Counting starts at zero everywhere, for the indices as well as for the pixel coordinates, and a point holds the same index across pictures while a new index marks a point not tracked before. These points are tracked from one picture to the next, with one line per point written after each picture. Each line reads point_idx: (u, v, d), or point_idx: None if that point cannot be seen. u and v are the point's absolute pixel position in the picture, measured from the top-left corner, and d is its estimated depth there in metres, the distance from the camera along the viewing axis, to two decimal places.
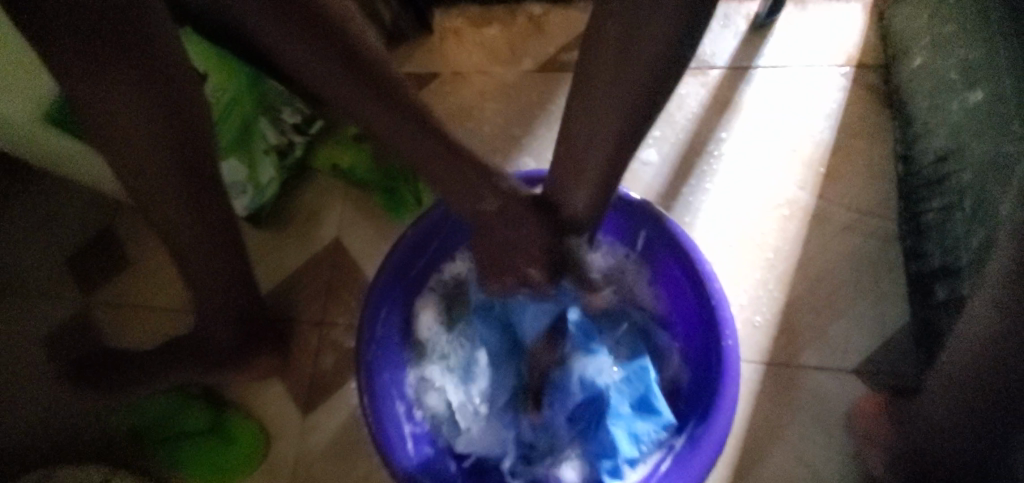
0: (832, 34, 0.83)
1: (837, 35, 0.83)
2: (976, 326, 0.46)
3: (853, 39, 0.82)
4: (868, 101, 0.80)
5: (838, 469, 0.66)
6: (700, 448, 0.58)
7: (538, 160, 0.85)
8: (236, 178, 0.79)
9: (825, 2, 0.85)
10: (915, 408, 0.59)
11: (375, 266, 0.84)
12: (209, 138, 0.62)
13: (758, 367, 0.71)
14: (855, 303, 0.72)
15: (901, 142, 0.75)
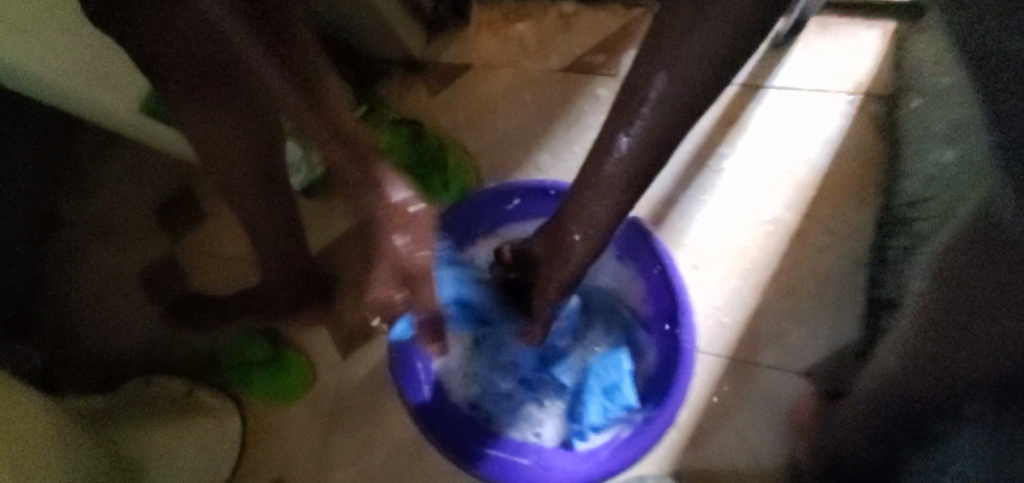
0: (844, 62, 0.88)
1: (849, 63, 0.88)
2: (880, 363, 0.57)
3: (864, 69, 0.87)
4: (868, 129, 0.85)
5: (774, 450, 0.80)
6: (651, 426, 0.76)
7: (554, 156, 0.94)
8: (294, 158, 0.95)
9: (845, 30, 0.89)
10: (835, 416, 0.71)
11: (405, 238, 0.97)
12: None
13: (721, 362, 0.83)
14: (816, 316, 0.82)
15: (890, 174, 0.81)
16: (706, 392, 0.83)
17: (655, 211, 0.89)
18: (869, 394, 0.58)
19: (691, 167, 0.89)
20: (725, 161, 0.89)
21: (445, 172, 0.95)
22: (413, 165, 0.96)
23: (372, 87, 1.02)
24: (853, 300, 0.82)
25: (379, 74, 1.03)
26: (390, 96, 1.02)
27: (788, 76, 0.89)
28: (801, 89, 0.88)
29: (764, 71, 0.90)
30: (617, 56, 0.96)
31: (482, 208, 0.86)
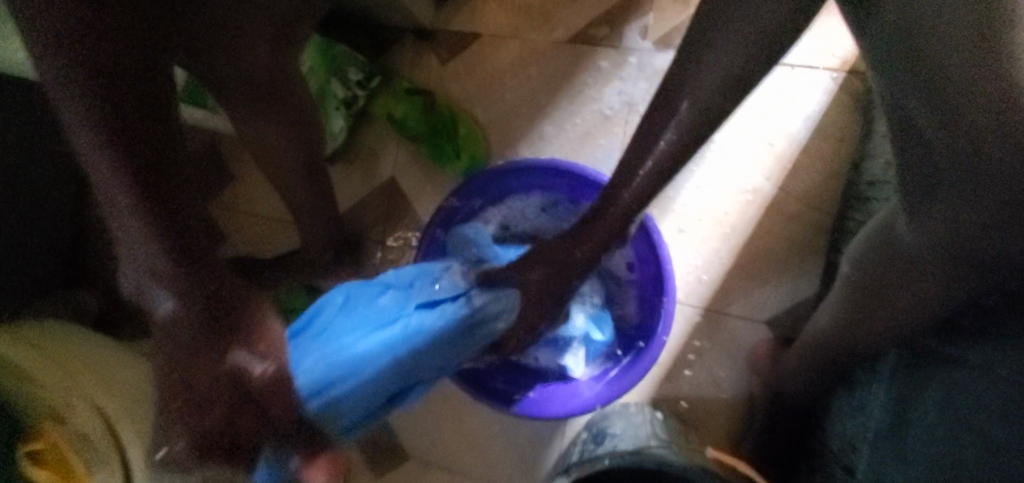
0: (832, 39, 0.94)
1: (836, 41, 0.94)
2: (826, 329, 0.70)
3: (848, 47, 0.94)
4: (845, 106, 0.94)
5: (739, 384, 0.96)
6: (634, 368, 0.88)
7: (558, 127, 1.02)
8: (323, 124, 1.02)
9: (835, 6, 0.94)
10: (785, 359, 0.86)
11: (421, 202, 1.07)
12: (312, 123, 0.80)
13: (697, 311, 0.98)
14: (781, 275, 0.96)
15: (858, 150, 0.91)
16: (683, 336, 0.98)
17: None
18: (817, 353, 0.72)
19: None
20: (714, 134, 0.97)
21: (457, 141, 1.03)
22: (427, 134, 1.04)
23: (384, 55, 1.08)
24: (812, 261, 0.95)
25: (391, 42, 1.08)
26: (402, 64, 1.07)
27: None
28: (789, 66, 0.95)
29: None
30: (619, 29, 1.01)
31: (493, 179, 0.93)
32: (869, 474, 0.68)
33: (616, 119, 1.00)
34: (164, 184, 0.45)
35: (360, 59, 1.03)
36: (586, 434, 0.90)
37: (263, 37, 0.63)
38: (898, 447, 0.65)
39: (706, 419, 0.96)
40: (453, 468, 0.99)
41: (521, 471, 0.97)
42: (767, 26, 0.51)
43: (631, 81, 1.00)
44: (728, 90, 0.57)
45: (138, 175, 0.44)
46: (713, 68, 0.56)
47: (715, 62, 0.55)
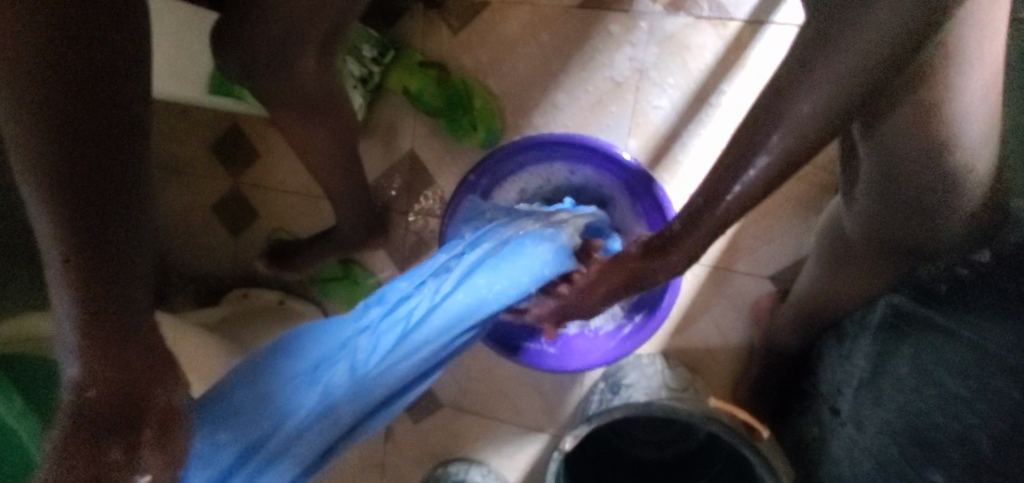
0: None
1: None
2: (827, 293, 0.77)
3: None
4: None
5: (743, 333, 1.05)
6: (643, 328, 0.97)
7: (570, 95, 1.04)
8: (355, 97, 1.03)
9: None
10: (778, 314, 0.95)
11: (442, 173, 1.12)
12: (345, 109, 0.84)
13: (705, 269, 1.05)
14: (785, 233, 1.02)
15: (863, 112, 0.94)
16: (692, 292, 1.06)
17: (658, 145, 1.02)
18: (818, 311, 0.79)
19: (694, 104, 1.00)
20: (725, 98, 0.99)
21: (474, 114, 1.06)
22: (443, 108, 1.06)
23: (395, 25, 1.08)
24: (813, 220, 1.00)
25: (401, 12, 1.08)
26: (413, 35, 1.08)
27: (790, 11, 0.96)
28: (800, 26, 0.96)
29: (767, 7, 0.96)
30: None
31: (511, 154, 0.98)
32: (852, 415, 0.77)
33: (626, 86, 1.02)
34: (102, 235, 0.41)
35: (372, 35, 1.04)
36: (602, 384, 1.01)
37: (305, 45, 0.67)
38: (875, 394, 0.73)
39: (710, 364, 1.07)
40: (485, 412, 1.11)
41: (545, 414, 1.09)
42: (892, 39, 0.38)
43: (642, 46, 1.01)
44: (840, 107, 0.42)
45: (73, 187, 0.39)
46: (821, 82, 0.42)
47: (828, 75, 0.41)
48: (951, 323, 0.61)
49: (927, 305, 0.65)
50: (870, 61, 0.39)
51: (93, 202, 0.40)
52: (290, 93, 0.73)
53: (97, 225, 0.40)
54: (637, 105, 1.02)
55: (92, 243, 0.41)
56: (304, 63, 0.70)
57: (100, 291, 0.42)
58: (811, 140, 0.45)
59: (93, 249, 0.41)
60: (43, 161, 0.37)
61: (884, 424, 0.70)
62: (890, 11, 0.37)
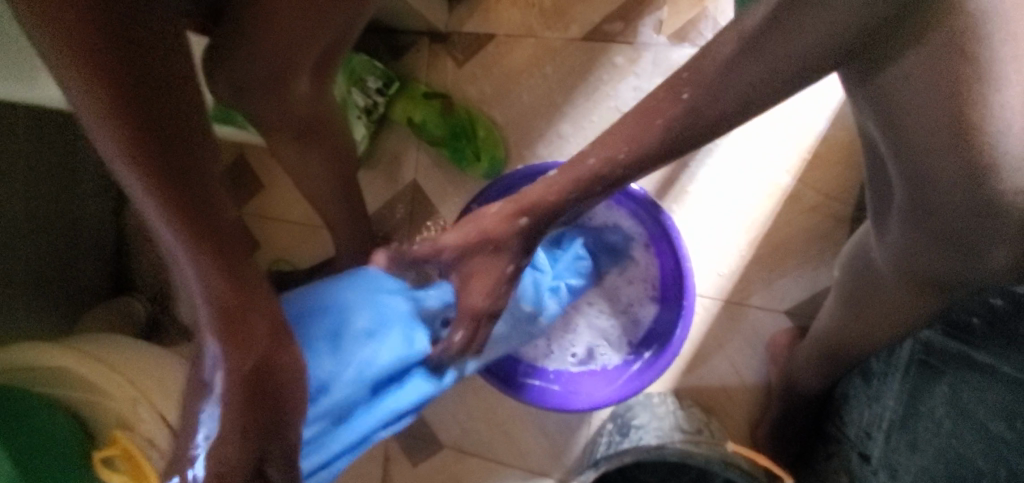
0: None
1: None
2: (851, 324, 0.72)
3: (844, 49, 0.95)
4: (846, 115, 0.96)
5: (760, 370, 0.99)
6: (652, 368, 0.91)
7: (574, 126, 1.03)
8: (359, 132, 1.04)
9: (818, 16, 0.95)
10: (796, 350, 0.89)
11: (445, 203, 1.10)
12: (344, 137, 0.83)
13: (717, 303, 1.00)
14: (800, 266, 0.97)
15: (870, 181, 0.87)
16: (703, 327, 1.01)
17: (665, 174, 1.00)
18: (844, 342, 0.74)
19: None
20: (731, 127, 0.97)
21: (477, 144, 1.05)
22: (445, 138, 1.05)
23: (401, 58, 1.09)
24: (828, 252, 0.96)
25: (407, 45, 1.09)
26: (419, 67, 1.09)
27: None
28: None
29: None
30: (634, 24, 1.00)
31: (514, 184, 0.97)
32: (883, 461, 0.70)
33: None
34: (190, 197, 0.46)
35: (376, 68, 1.04)
36: (610, 424, 0.95)
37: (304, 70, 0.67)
38: (909, 438, 0.67)
39: (726, 405, 1.00)
40: (487, 453, 1.05)
41: (550, 457, 1.03)
42: None
43: (646, 76, 1.00)
44: (831, 50, 0.44)
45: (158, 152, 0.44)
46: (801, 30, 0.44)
47: (820, 19, 0.42)
48: (991, 360, 0.57)
49: (960, 339, 0.61)
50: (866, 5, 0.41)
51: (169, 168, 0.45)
52: (286, 116, 0.72)
53: (187, 184, 0.46)
54: None
55: (187, 200, 0.46)
56: (298, 87, 0.69)
57: (205, 234, 0.47)
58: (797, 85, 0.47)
59: (190, 211, 0.46)
60: (118, 122, 0.42)
61: (921, 473, 0.63)
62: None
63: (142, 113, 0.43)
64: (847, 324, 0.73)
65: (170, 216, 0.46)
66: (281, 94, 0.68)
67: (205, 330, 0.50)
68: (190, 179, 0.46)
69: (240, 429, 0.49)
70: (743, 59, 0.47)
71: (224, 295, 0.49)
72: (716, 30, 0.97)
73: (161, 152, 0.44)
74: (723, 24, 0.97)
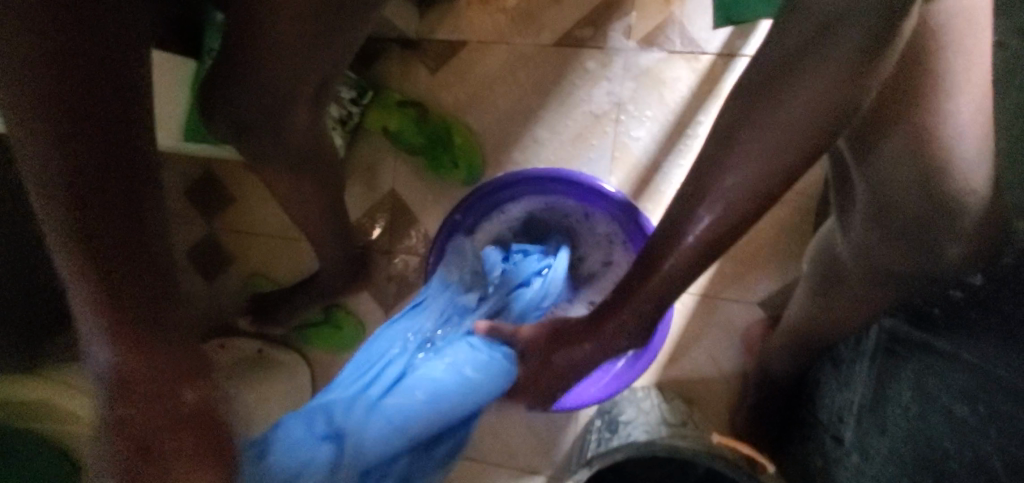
0: None
1: None
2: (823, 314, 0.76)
3: None
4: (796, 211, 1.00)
5: (737, 360, 1.04)
6: (633, 368, 0.93)
7: (550, 131, 1.05)
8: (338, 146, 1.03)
9: None
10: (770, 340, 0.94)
11: (424, 211, 1.10)
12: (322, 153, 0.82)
13: (695, 298, 1.04)
14: (770, 257, 1.02)
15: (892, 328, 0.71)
16: (681, 322, 1.05)
17: (640, 176, 1.03)
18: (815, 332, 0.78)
19: (671, 135, 1.01)
20: (701, 129, 1.01)
21: (454, 152, 1.06)
22: (423, 147, 1.06)
23: (373, 66, 1.08)
24: (795, 245, 1.01)
25: (379, 53, 1.08)
26: (392, 76, 1.08)
27: (761, 44, 0.98)
28: None
29: (738, 41, 0.98)
30: (604, 29, 1.02)
31: (496, 189, 0.98)
32: (855, 442, 0.76)
33: (606, 119, 1.03)
34: (112, 198, 0.41)
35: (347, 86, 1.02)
36: (599, 421, 0.98)
37: (281, 87, 0.66)
38: (878, 420, 0.72)
39: (706, 395, 1.05)
40: (478, 456, 1.07)
41: (540, 456, 1.05)
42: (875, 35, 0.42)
43: (619, 80, 1.02)
44: (809, 133, 0.47)
45: (87, 146, 0.39)
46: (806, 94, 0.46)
47: (799, 101, 0.46)
48: (953, 348, 0.60)
49: (923, 327, 0.65)
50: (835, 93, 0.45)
51: (109, 182, 0.40)
52: (262, 134, 0.71)
53: (113, 190, 0.41)
54: (617, 137, 1.03)
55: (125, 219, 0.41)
56: (297, 118, 0.72)
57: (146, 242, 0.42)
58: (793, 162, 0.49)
59: (103, 210, 0.40)
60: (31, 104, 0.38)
61: (891, 453, 0.68)
62: (873, 23, 0.41)
63: (82, 122, 0.39)
64: (818, 314, 0.78)
65: (82, 227, 0.40)
66: (259, 111, 0.68)
67: (91, 338, 0.42)
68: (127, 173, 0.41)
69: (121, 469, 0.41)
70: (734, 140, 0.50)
71: (129, 339, 0.42)
72: (683, 35, 1.00)
73: (96, 171, 0.40)
74: (690, 28, 1.00)
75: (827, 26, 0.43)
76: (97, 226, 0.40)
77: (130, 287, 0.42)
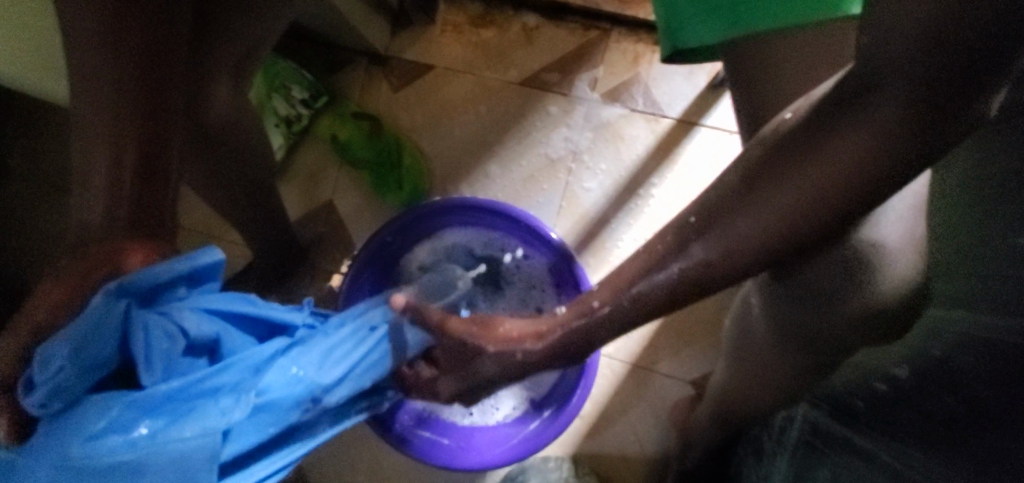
0: None
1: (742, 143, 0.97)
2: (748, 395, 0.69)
3: None
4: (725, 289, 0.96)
5: (661, 439, 0.95)
6: (552, 424, 0.83)
7: (501, 168, 1.01)
8: (276, 141, 0.99)
9: (729, 127, 0.98)
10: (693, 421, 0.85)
11: (359, 229, 1.03)
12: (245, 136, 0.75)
13: (625, 367, 0.97)
14: (706, 335, 0.96)
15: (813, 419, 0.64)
16: (608, 390, 0.97)
17: (586, 228, 0.99)
18: (739, 414, 0.71)
19: (622, 191, 0.99)
20: (653, 190, 0.98)
21: (402, 172, 1.01)
22: (371, 163, 1.01)
23: (334, 74, 1.05)
24: None
25: (344, 62, 1.05)
26: (353, 86, 1.05)
27: (720, 116, 0.98)
28: (728, 134, 0.98)
29: (700, 110, 0.98)
30: (571, 77, 1.01)
31: (427, 216, 0.92)
32: None
33: (560, 165, 1.00)
34: (132, 120, 0.50)
35: (260, 79, 0.96)
36: None
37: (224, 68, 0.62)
38: None
39: (625, 475, 0.95)
40: None
41: None
42: (915, 103, 0.35)
43: (578, 128, 1.00)
44: (842, 202, 0.39)
45: (130, 85, 0.49)
46: (834, 158, 0.38)
47: (838, 149, 0.38)
48: (874, 447, 0.52)
49: (845, 422, 0.58)
50: (877, 147, 0.37)
51: (131, 96, 0.50)
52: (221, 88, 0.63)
53: (135, 113, 0.50)
54: (569, 186, 1.00)
55: (136, 170, 0.50)
56: (218, 92, 0.63)
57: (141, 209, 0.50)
58: (826, 229, 0.41)
59: (123, 125, 0.49)
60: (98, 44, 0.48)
61: None
62: (909, 75, 0.34)
63: (118, 71, 0.49)
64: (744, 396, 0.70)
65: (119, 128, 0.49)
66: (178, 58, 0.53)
67: (109, 183, 0.49)
68: (159, 110, 0.51)
69: (118, 214, 0.49)
70: (755, 184, 0.42)
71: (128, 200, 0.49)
72: (646, 95, 1.00)
73: (124, 106, 0.49)
74: (654, 91, 1.00)
75: (874, 83, 0.36)
76: (142, 139, 0.50)
77: (151, 162, 0.51)
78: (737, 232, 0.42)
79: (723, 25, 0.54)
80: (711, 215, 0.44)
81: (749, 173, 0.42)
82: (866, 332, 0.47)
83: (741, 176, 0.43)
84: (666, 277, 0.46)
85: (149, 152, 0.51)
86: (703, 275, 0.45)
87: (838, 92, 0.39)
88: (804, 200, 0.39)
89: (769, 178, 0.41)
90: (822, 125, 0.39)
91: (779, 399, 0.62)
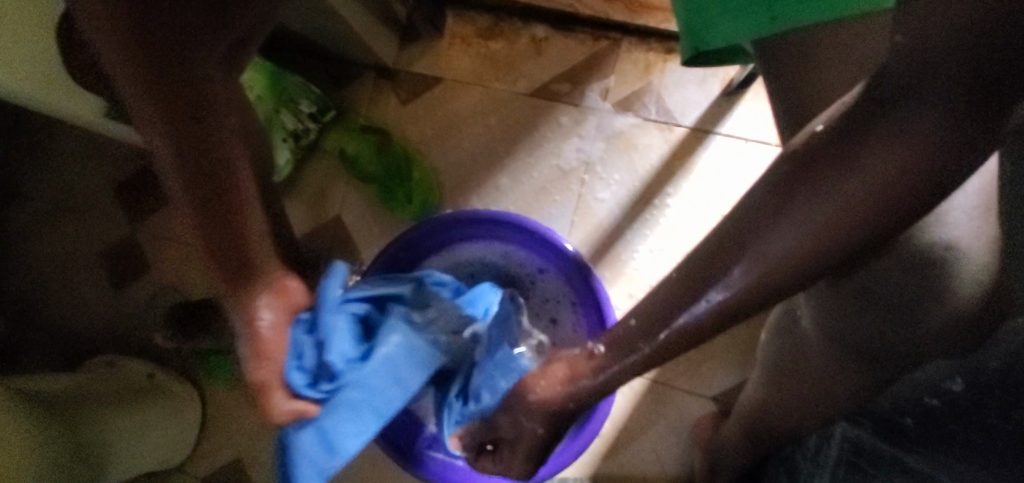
0: (766, 137, 0.95)
1: (759, 149, 0.95)
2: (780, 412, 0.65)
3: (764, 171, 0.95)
4: None
5: (683, 458, 0.91)
6: (576, 441, 0.80)
7: (512, 180, 0.99)
8: (281, 159, 0.96)
9: (745, 134, 0.96)
10: (719, 439, 0.81)
11: (368, 244, 1.00)
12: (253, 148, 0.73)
13: (645, 383, 0.93)
14: (727, 347, 0.93)
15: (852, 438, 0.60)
16: (627, 407, 0.93)
17: (601, 240, 0.96)
18: (770, 431, 0.67)
19: (637, 201, 0.96)
20: (669, 200, 0.96)
21: (411, 186, 0.99)
22: (380, 177, 0.99)
23: (342, 88, 1.04)
24: (752, 335, 0.93)
25: (352, 76, 1.04)
26: (360, 101, 1.04)
27: (734, 124, 0.96)
28: (744, 141, 0.96)
29: (714, 118, 0.97)
30: (581, 87, 1.00)
31: (438, 231, 0.90)
32: None
33: (573, 176, 0.98)
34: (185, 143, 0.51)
35: (260, 78, 0.93)
36: None
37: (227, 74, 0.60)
38: None
39: None
40: None
41: None
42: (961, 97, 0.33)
43: (590, 138, 0.99)
44: (891, 205, 0.36)
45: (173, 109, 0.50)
46: (877, 159, 0.35)
47: (882, 150, 0.35)
48: (928, 467, 0.48)
49: (890, 440, 0.54)
50: (926, 146, 0.34)
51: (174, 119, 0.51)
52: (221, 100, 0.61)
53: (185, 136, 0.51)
54: (582, 197, 0.98)
55: (202, 193, 0.52)
56: None
57: (215, 220, 0.53)
58: (872, 235, 0.37)
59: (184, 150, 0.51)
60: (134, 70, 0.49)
61: None
62: (956, 69, 0.32)
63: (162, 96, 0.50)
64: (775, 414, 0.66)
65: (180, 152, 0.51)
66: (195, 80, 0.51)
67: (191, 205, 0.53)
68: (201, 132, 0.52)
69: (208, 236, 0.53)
70: (791, 191, 0.38)
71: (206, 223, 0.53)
72: (659, 104, 0.98)
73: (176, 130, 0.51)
74: (666, 99, 0.98)
75: (918, 82, 0.33)
76: (202, 159, 0.52)
77: (216, 186, 0.53)
78: (774, 243, 0.39)
79: (758, 25, 0.51)
80: (747, 226, 0.41)
81: (784, 178, 0.39)
82: (943, 333, 0.43)
83: (776, 182, 0.39)
84: (705, 290, 0.43)
85: (211, 179, 0.52)
86: (752, 291, 0.41)
87: (880, 91, 0.35)
88: (847, 205, 0.36)
89: (808, 183, 0.38)
90: (854, 132, 0.36)
91: (815, 415, 0.59)
